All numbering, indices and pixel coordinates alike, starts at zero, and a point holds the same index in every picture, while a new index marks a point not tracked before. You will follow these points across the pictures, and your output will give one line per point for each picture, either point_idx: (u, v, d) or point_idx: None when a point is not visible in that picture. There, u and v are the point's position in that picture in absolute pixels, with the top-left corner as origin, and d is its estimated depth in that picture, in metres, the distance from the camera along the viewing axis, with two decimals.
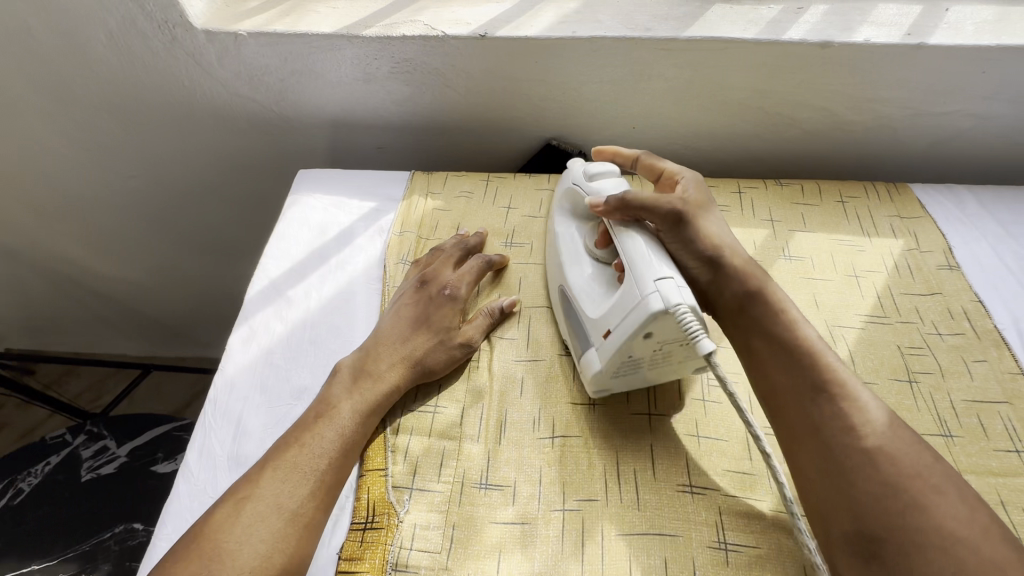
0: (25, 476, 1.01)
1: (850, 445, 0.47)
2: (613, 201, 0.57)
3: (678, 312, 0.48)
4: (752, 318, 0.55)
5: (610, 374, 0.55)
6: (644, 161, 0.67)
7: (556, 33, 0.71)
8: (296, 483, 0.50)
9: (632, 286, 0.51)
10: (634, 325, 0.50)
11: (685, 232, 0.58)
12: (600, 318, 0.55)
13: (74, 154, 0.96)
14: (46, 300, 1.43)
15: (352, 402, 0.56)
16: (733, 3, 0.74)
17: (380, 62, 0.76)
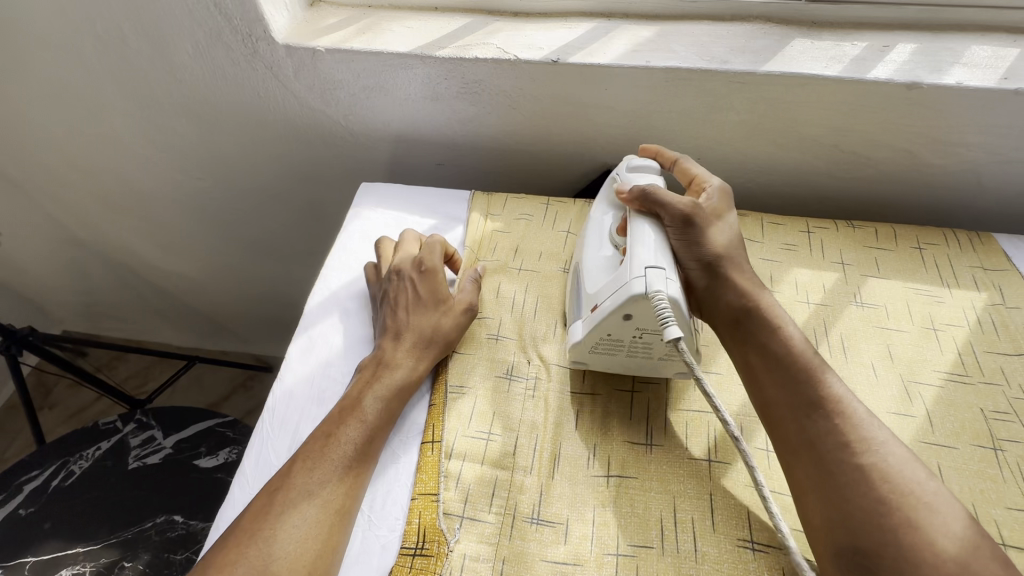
0: (78, 458, 1.05)
1: (848, 460, 0.47)
2: (639, 191, 0.59)
3: (656, 299, 0.50)
4: (749, 331, 0.56)
5: (589, 349, 0.57)
6: (682, 163, 0.67)
7: (630, 61, 0.70)
8: (326, 473, 0.51)
9: (624, 269, 0.54)
10: (615, 303, 0.53)
11: (696, 233, 0.58)
12: (593, 295, 0.58)
13: (148, 153, 1.00)
14: (106, 287, 1.49)
15: (375, 392, 0.57)
16: (814, 38, 0.72)
17: (449, 82, 0.77)
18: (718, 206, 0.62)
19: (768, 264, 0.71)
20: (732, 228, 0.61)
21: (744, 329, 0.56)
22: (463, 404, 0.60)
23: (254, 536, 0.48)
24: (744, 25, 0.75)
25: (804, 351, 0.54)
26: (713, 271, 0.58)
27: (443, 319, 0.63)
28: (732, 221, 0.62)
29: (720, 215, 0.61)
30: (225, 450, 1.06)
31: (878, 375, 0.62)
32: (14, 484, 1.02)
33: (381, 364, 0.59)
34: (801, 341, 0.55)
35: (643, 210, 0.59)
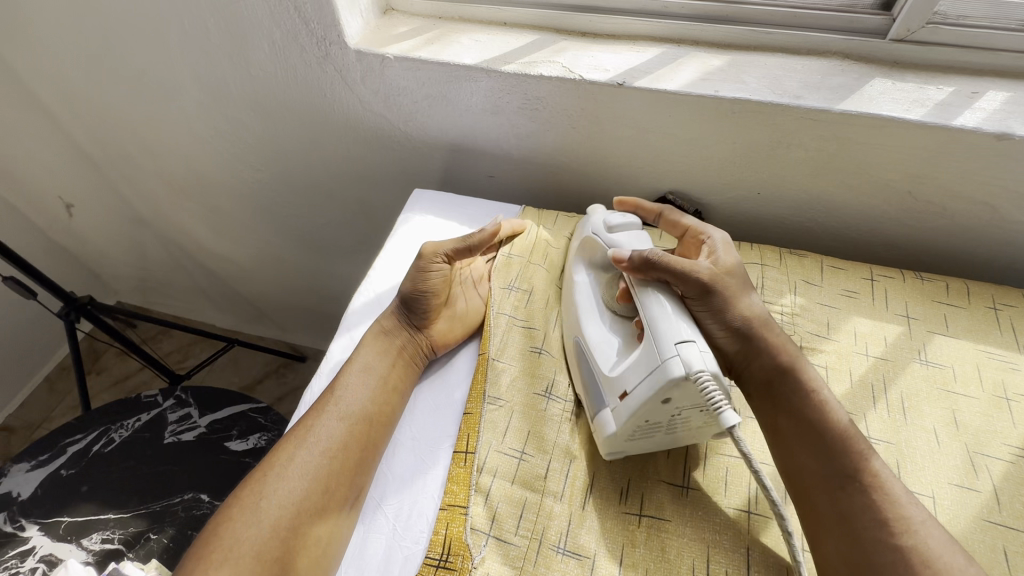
0: (119, 427, 1.10)
1: (886, 541, 0.48)
2: (637, 258, 0.56)
3: (700, 379, 0.48)
4: (780, 396, 0.56)
5: (624, 438, 0.54)
6: (668, 216, 0.69)
7: (698, 90, 0.69)
8: (315, 428, 0.57)
9: (652, 347, 0.51)
10: (653, 390, 0.49)
11: (713, 304, 0.57)
12: (617, 378, 0.54)
13: (215, 142, 1.05)
14: (160, 264, 1.56)
15: (364, 360, 0.62)
16: (896, 79, 0.69)
17: (511, 97, 0.77)
18: (721, 258, 0.61)
19: (825, 310, 0.68)
20: (740, 281, 0.60)
21: (774, 393, 0.57)
22: (498, 418, 0.59)
23: (251, 481, 0.53)
24: (821, 61, 0.72)
25: (842, 422, 0.54)
26: (742, 335, 0.58)
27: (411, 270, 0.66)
28: (741, 273, 0.61)
29: (729, 267, 0.60)
30: (255, 436, 1.07)
31: (940, 441, 0.58)
32: (59, 445, 1.07)
33: (373, 338, 0.64)
34: (836, 409, 0.55)
35: (647, 278, 0.57)
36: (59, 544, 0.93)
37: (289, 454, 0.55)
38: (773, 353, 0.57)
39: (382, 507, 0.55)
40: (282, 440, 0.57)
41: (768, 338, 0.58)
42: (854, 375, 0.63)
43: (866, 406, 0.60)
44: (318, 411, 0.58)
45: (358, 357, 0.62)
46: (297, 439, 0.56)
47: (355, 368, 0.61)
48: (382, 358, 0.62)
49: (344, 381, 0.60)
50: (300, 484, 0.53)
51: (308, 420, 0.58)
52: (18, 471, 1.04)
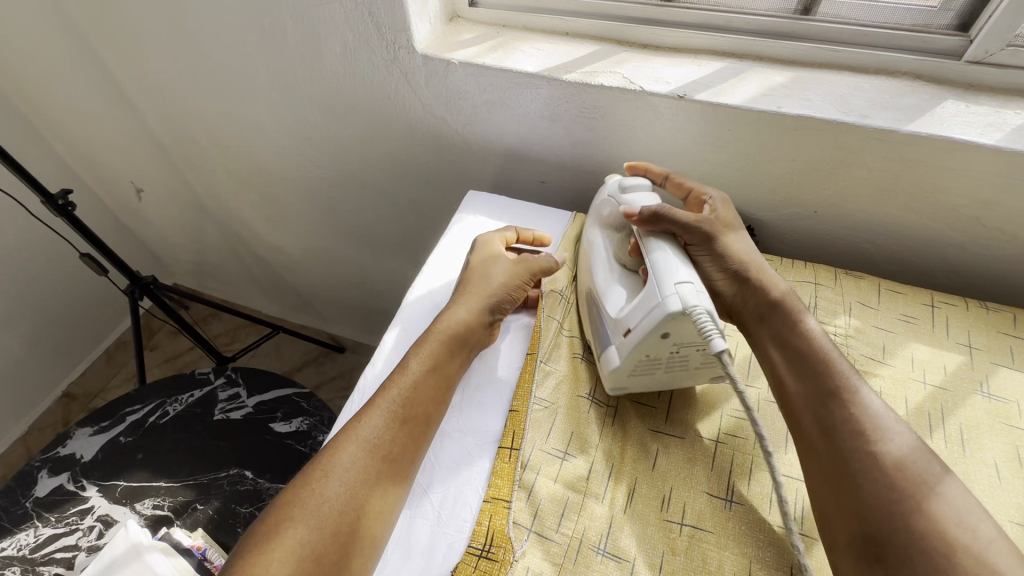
0: (173, 401, 1.16)
1: (860, 449, 0.48)
2: (646, 212, 0.62)
3: (695, 313, 0.51)
4: (771, 327, 0.59)
5: (627, 372, 0.59)
6: (675, 178, 0.73)
7: (759, 105, 0.69)
8: (371, 422, 0.56)
9: (653, 289, 0.55)
10: (652, 325, 0.54)
11: (716, 248, 0.62)
12: (622, 318, 0.58)
13: (281, 136, 1.10)
14: (216, 251, 1.64)
15: (421, 359, 0.61)
16: (970, 102, 0.67)
17: (569, 106, 0.79)
18: (721, 214, 0.66)
19: (881, 333, 0.67)
20: (738, 233, 0.66)
21: (768, 324, 0.59)
22: (543, 418, 0.60)
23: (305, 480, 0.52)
24: (890, 81, 0.71)
25: (826, 348, 0.56)
26: (740, 279, 0.62)
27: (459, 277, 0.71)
28: (738, 225, 0.67)
29: (728, 220, 0.66)
30: (298, 419, 1.11)
31: (1001, 477, 0.56)
32: (119, 413, 1.14)
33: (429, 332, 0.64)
34: (825, 339, 0.56)
35: (653, 230, 0.62)
36: (114, 506, 1.00)
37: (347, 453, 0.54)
38: (767, 288, 0.61)
39: (428, 495, 0.57)
40: (333, 437, 0.56)
41: (763, 278, 0.62)
42: (910, 402, 0.61)
43: (922, 434, 0.59)
44: (373, 409, 0.57)
45: (413, 357, 0.61)
46: (353, 436, 0.55)
47: (413, 367, 0.60)
48: (444, 361, 0.62)
49: (398, 382, 0.59)
50: (357, 482, 0.52)
51: (363, 417, 0.57)
52: (81, 435, 1.11)
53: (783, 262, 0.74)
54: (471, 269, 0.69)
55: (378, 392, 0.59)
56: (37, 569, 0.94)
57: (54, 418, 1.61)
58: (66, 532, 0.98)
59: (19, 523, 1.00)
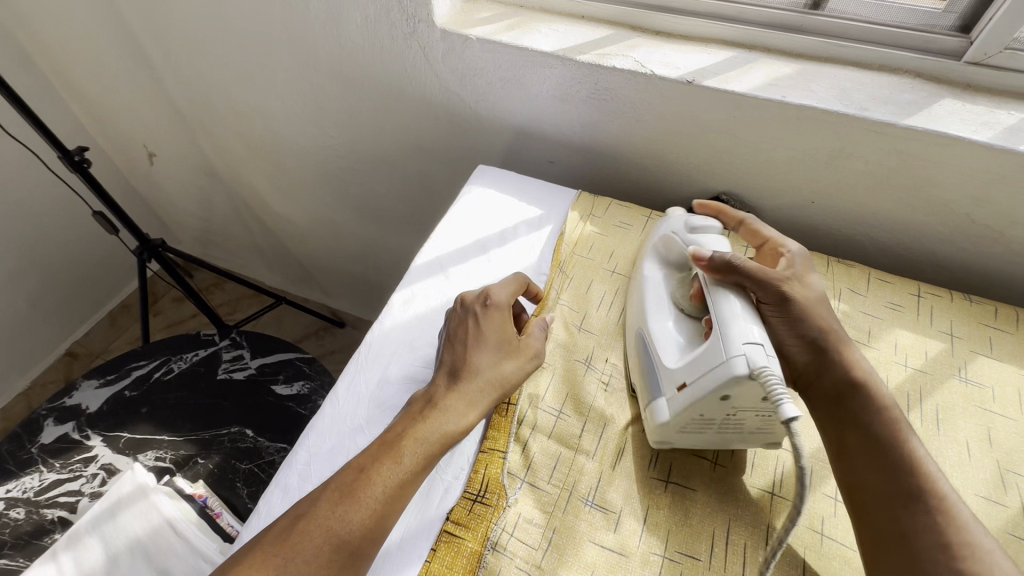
0: (178, 359, 1.18)
1: (945, 563, 0.45)
2: (719, 259, 0.58)
3: (764, 376, 0.49)
4: (850, 410, 0.55)
5: (676, 429, 0.55)
6: (750, 224, 0.69)
7: (764, 93, 0.71)
8: (348, 509, 0.49)
9: (717, 344, 0.52)
10: (714, 383, 0.51)
11: (792, 309, 0.58)
12: (676, 370, 0.56)
13: (296, 105, 1.12)
14: (223, 220, 1.66)
15: (416, 447, 0.54)
16: (966, 101, 0.70)
17: (581, 86, 0.81)
18: (800, 270, 0.62)
19: (868, 318, 0.70)
20: (819, 297, 0.61)
21: (840, 409, 0.56)
22: (540, 378, 0.63)
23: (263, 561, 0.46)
24: (892, 77, 0.74)
25: (914, 443, 0.52)
26: (819, 349, 0.58)
27: (469, 331, 0.61)
28: (820, 291, 0.62)
29: (809, 285, 0.61)
30: (299, 383, 1.13)
31: (971, 454, 0.59)
32: (124, 368, 1.17)
33: (428, 404, 0.57)
34: (910, 436, 0.52)
35: (724, 280, 0.58)
36: (118, 456, 1.03)
37: (315, 551, 0.47)
38: (847, 367, 0.57)
39: None
40: (300, 522, 0.49)
41: (843, 353, 0.57)
42: (891, 382, 0.64)
43: (899, 412, 0.62)
44: (353, 503, 0.49)
45: (406, 452, 0.53)
46: (324, 528, 0.48)
47: (406, 455, 0.53)
48: (434, 458, 0.55)
49: (385, 475, 0.51)
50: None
51: (339, 506, 0.49)
52: (87, 387, 1.14)
53: None
54: (467, 351, 0.60)
55: (360, 479, 0.51)
56: (40, 510, 0.97)
57: (57, 375, 1.64)
58: (70, 477, 1.01)
59: (25, 467, 1.03)
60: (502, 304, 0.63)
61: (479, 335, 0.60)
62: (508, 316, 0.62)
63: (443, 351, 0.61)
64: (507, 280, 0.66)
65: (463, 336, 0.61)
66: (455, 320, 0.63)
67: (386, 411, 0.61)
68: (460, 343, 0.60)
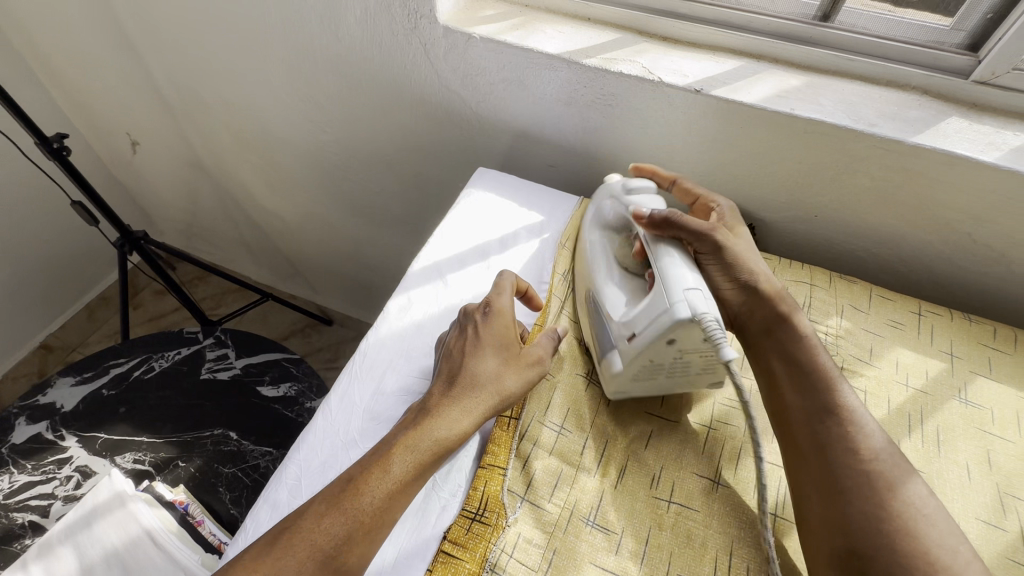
0: (159, 357, 1.14)
1: (854, 467, 0.50)
2: (656, 216, 0.60)
3: (703, 321, 0.51)
4: (778, 341, 0.59)
5: (629, 377, 0.58)
6: (682, 183, 0.73)
7: (773, 105, 0.70)
8: (334, 522, 0.47)
9: (661, 293, 0.55)
10: (658, 330, 0.53)
11: (725, 257, 0.61)
12: (625, 323, 0.58)
13: (288, 97, 1.09)
14: (208, 212, 1.61)
15: (406, 458, 0.51)
16: (973, 120, 0.70)
17: (586, 90, 0.79)
18: (729, 223, 0.67)
19: (869, 336, 0.69)
20: (746, 244, 0.65)
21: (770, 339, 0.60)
22: (542, 391, 0.62)
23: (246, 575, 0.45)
24: (900, 93, 0.73)
25: (827, 366, 0.56)
26: (750, 288, 0.61)
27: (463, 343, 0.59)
28: (747, 239, 0.66)
29: (737, 231, 0.66)
30: (286, 385, 1.10)
31: (971, 477, 0.58)
32: (102, 366, 1.13)
33: (423, 413, 0.55)
34: (828, 361, 0.57)
35: (661, 235, 0.60)
36: (94, 458, 0.99)
37: (298, 567, 0.45)
38: (776, 303, 0.61)
39: None
40: (285, 535, 0.47)
41: (773, 291, 0.61)
42: (892, 402, 0.64)
43: (901, 432, 0.61)
44: (339, 515, 0.48)
45: (395, 460, 0.51)
46: (309, 542, 0.46)
47: (395, 465, 0.51)
48: (427, 467, 0.52)
49: (373, 485, 0.50)
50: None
51: (325, 518, 0.48)
52: (63, 384, 1.09)
53: (782, 262, 0.77)
54: (465, 357, 0.58)
55: (346, 489, 0.49)
56: (10, 514, 0.92)
57: (30, 368, 1.58)
58: (43, 480, 0.96)
59: None
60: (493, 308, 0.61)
61: (477, 341, 0.59)
62: (508, 323, 0.61)
63: (441, 360, 0.60)
64: (500, 283, 0.64)
65: (460, 345, 0.60)
66: (454, 332, 0.61)
67: (381, 424, 0.59)
68: (456, 356, 0.59)
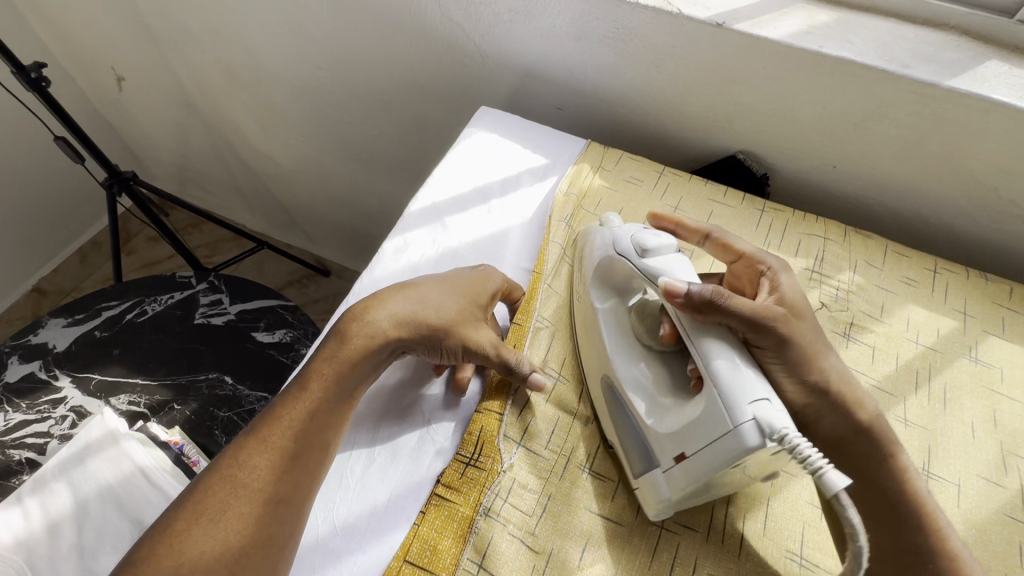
0: (152, 301, 1.12)
1: None
2: (697, 296, 0.47)
3: (789, 441, 0.40)
4: (856, 466, 0.50)
5: (681, 500, 0.47)
6: (718, 238, 0.60)
7: (800, 42, 0.66)
8: (254, 454, 0.47)
9: (718, 410, 0.43)
10: (720, 463, 0.42)
11: (789, 351, 0.48)
12: (672, 437, 0.47)
13: (280, 29, 1.02)
14: (200, 155, 1.55)
15: (323, 381, 0.51)
16: (1013, 64, 0.65)
17: (599, 23, 0.74)
18: (787, 293, 0.53)
19: (882, 292, 0.67)
20: (811, 326, 0.52)
21: (845, 456, 0.50)
22: (541, 339, 0.60)
23: (168, 526, 0.44)
24: (936, 33, 0.68)
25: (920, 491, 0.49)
26: (813, 389, 0.50)
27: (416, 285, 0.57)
28: (811, 317, 0.53)
29: (799, 311, 0.52)
30: (281, 331, 1.08)
31: (975, 435, 0.57)
32: (94, 308, 1.11)
33: (341, 328, 0.54)
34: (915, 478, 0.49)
35: (705, 320, 0.47)
36: (89, 398, 0.98)
37: (220, 505, 0.44)
38: (847, 412, 0.50)
39: (420, 403, 0.56)
40: (204, 480, 0.46)
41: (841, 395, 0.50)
42: (901, 358, 0.62)
43: (907, 389, 0.60)
44: (259, 446, 0.47)
45: (313, 382, 0.51)
46: (228, 477, 0.46)
47: (312, 391, 0.50)
48: (344, 381, 0.51)
49: (292, 412, 0.49)
50: (232, 538, 0.43)
51: (243, 453, 0.47)
52: (55, 325, 1.08)
53: (795, 215, 0.73)
54: (417, 286, 0.56)
55: (265, 422, 0.49)
56: (7, 451, 0.92)
57: (24, 311, 1.56)
58: (37, 418, 0.96)
59: None
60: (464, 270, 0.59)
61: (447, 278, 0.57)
62: (485, 289, 0.58)
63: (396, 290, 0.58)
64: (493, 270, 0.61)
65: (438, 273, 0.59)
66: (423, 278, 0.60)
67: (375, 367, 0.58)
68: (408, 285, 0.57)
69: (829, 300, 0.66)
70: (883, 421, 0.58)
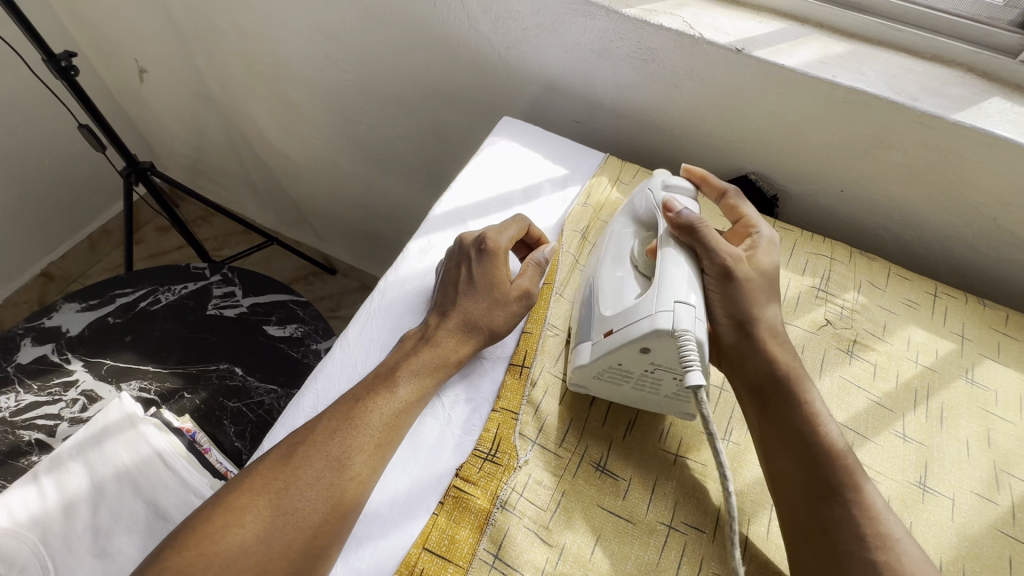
0: (166, 290, 1.14)
1: (860, 553, 0.47)
2: (681, 218, 0.55)
3: (682, 338, 0.48)
4: (774, 398, 0.55)
5: (592, 374, 0.55)
6: (731, 199, 0.65)
7: (815, 71, 0.69)
8: (347, 436, 0.49)
9: (651, 297, 0.51)
10: (635, 334, 0.50)
11: (731, 290, 0.56)
12: (608, 317, 0.54)
13: (310, 32, 1.05)
14: (216, 150, 1.57)
15: (412, 382, 0.54)
16: (1016, 102, 0.68)
17: (622, 42, 0.77)
18: (759, 254, 0.59)
19: (884, 313, 0.70)
20: (768, 282, 0.59)
21: (764, 393, 0.55)
22: (554, 344, 0.63)
23: (265, 485, 0.46)
24: (944, 69, 0.71)
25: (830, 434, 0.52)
26: (745, 330, 0.56)
27: (463, 276, 0.60)
28: (772, 277, 0.59)
29: (762, 266, 0.58)
30: (292, 325, 1.10)
31: (969, 452, 0.60)
32: (108, 294, 1.12)
33: (422, 340, 0.57)
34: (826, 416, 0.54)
35: (681, 238, 0.56)
36: (100, 383, 0.99)
37: (315, 477, 0.47)
38: (772, 357, 0.56)
39: (439, 396, 0.58)
40: (299, 450, 0.48)
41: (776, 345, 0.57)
42: (900, 377, 0.65)
43: (906, 407, 0.63)
44: (352, 430, 0.49)
45: (402, 380, 0.54)
46: (323, 452, 0.48)
47: (400, 389, 0.53)
48: (433, 386, 0.55)
49: (382, 403, 0.52)
50: (319, 509, 0.45)
51: (337, 432, 0.49)
52: (68, 309, 1.09)
53: (803, 235, 0.76)
54: (463, 288, 0.59)
55: (358, 408, 0.51)
56: (17, 432, 0.93)
57: (31, 295, 1.57)
58: (48, 401, 0.97)
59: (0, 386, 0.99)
60: (497, 241, 0.61)
61: (470, 282, 0.59)
62: (504, 261, 0.60)
63: (449, 277, 0.61)
64: (508, 223, 0.64)
65: (477, 245, 0.61)
66: (452, 258, 0.62)
67: None
68: (457, 279, 0.60)
69: (834, 318, 0.69)
70: (882, 437, 0.60)
